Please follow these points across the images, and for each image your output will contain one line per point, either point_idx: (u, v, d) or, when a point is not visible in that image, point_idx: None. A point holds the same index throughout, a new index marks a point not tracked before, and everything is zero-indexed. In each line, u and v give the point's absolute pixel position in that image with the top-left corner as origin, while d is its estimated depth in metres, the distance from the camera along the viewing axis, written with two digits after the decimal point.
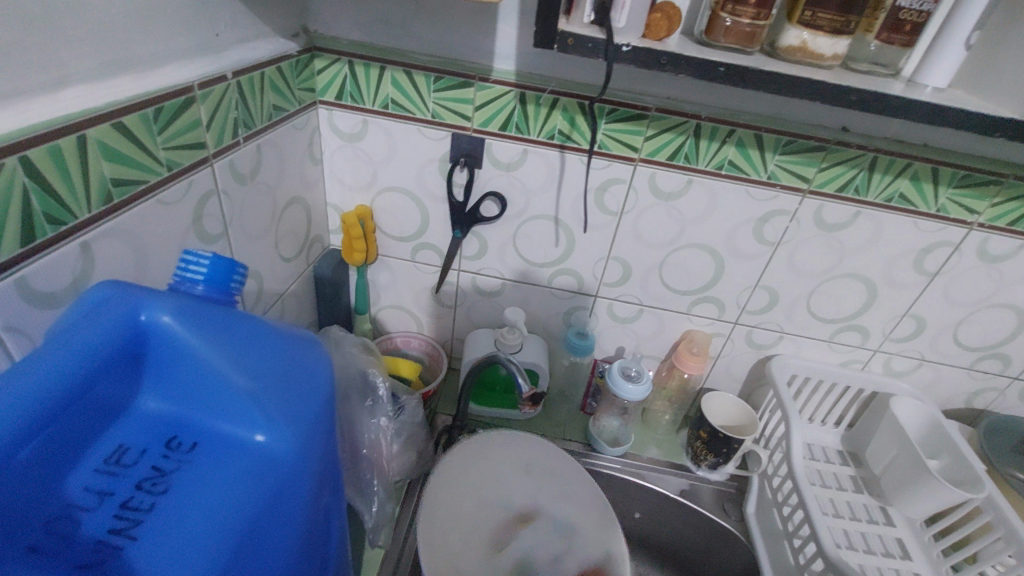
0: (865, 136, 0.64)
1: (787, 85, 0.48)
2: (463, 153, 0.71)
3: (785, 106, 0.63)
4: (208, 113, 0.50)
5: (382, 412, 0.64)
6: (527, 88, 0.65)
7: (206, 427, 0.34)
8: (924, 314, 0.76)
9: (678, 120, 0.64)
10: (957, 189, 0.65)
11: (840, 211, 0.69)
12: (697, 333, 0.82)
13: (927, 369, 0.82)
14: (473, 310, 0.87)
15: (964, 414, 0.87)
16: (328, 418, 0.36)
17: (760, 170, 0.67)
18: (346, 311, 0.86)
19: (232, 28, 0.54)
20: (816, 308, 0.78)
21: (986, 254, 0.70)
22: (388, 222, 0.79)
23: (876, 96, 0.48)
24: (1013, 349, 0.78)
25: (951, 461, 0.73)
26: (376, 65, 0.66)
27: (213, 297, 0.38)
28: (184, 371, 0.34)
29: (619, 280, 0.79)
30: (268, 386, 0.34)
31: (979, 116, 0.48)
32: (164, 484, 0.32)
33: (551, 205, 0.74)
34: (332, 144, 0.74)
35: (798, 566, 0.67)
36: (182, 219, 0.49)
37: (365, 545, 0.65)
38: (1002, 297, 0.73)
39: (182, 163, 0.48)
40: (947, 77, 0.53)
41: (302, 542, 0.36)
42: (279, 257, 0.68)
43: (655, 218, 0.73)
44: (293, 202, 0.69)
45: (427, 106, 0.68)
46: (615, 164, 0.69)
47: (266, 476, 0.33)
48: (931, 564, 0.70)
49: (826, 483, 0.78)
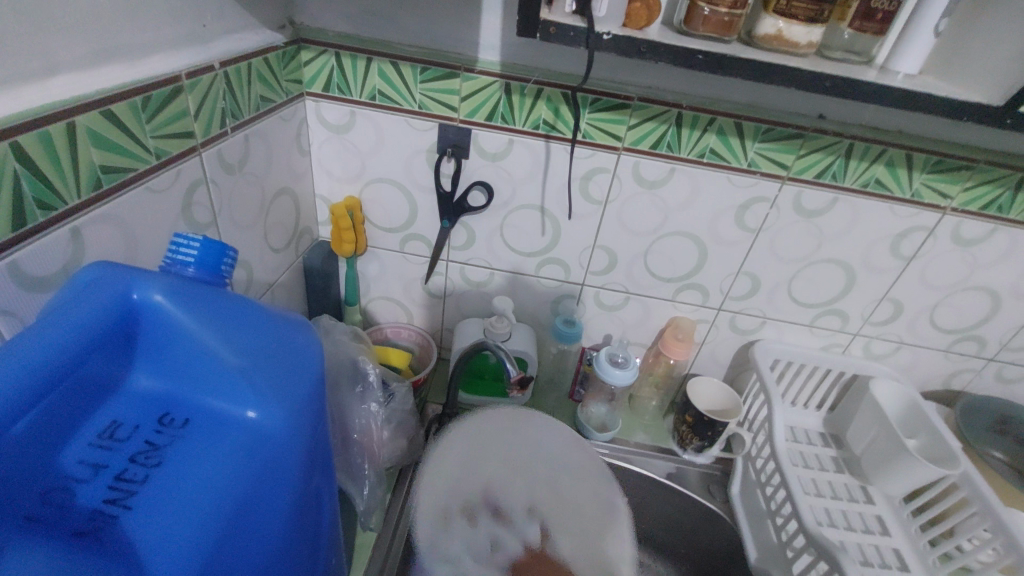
0: (841, 124, 0.66)
1: (763, 71, 0.50)
2: (450, 144, 0.72)
3: (764, 95, 0.65)
4: (195, 102, 0.50)
5: (373, 398, 0.65)
6: (512, 78, 0.66)
7: (198, 404, 0.35)
8: (901, 297, 0.78)
9: (660, 108, 0.66)
10: (931, 174, 0.67)
11: (818, 197, 0.70)
12: (682, 319, 0.84)
13: (905, 352, 0.84)
14: (462, 300, 0.88)
15: (941, 395, 0.89)
16: (318, 397, 0.37)
17: (740, 158, 0.68)
18: (336, 303, 0.87)
19: (218, 19, 0.54)
20: (797, 293, 0.80)
21: (959, 238, 0.72)
22: (376, 214, 0.80)
23: (848, 83, 0.49)
24: (987, 331, 0.80)
25: (928, 439, 0.75)
26: (362, 57, 0.67)
27: (204, 279, 0.38)
28: (175, 349, 0.35)
29: (605, 268, 0.81)
30: (258, 364, 0.35)
31: (949, 101, 0.50)
32: (157, 457, 0.32)
33: (537, 194, 0.75)
34: (320, 136, 0.74)
35: (782, 543, 0.69)
36: (171, 208, 0.50)
37: (357, 530, 0.66)
38: (975, 280, 0.75)
39: (170, 152, 0.49)
40: (918, 63, 0.55)
41: (293, 518, 0.37)
42: (268, 248, 0.69)
43: (639, 206, 0.74)
44: (282, 192, 0.70)
45: (413, 97, 0.69)
46: (599, 153, 0.70)
47: (257, 450, 0.34)
48: (909, 539, 0.72)
49: (808, 463, 0.80)
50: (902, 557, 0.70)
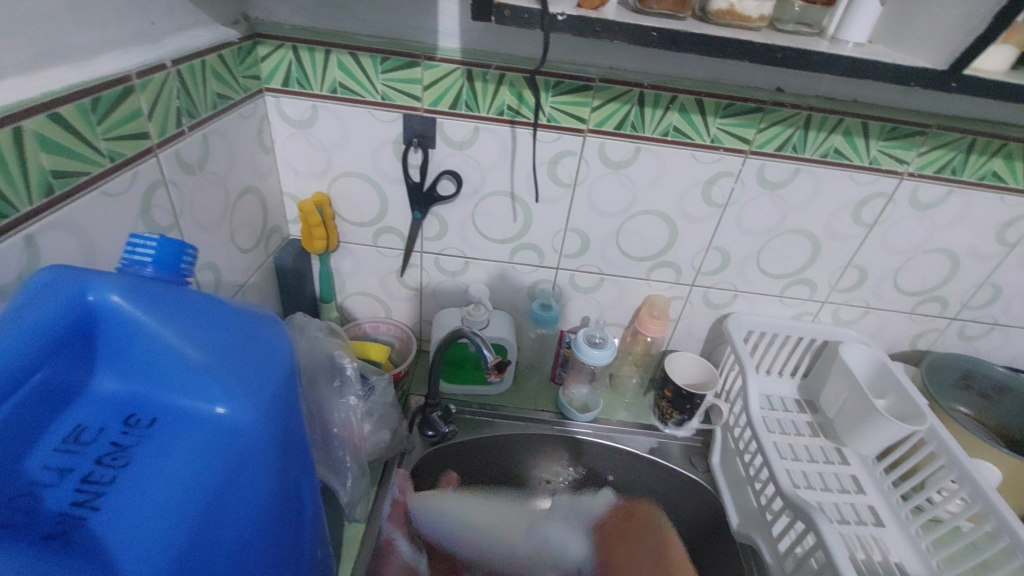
0: (799, 96, 0.67)
1: (717, 46, 0.50)
2: (416, 134, 0.71)
3: (722, 71, 0.66)
4: (148, 102, 0.50)
5: (352, 392, 0.65)
6: (474, 65, 0.66)
7: (164, 403, 0.35)
8: (865, 264, 0.81)
9: (622, 89, 0.66)
10: (887, 141, 0.69)
11: (780, 168, 0.72)
12: (657, 297, 0.85)
13: (872, 316, 0.87)
14: (439, 290, 0.88)
15: (909, 356, 0.92)
16: (289, 390, 0.37)
17: (703, 134, 0.69)
18: (311, 300, 0.86)
19: (168, 16, 0.53)
20: (766, 264, 0.82)
21: (917, 202, 0.74)
22: (346, 208, 0.79)
23: (799, 54, 0.50)
24: (949, 291, 0.83)
25: (896, 399, 0.78)
26: (321, 49, 0.66)
27: (164, 278, 0.38)
28: (136, 349, 0.34)
29: (578, 251, 0.81)
30: (222, 360, 0.34)
31: (897, 67, 0.51)
32: (125, 457, 0.33)
33: (506, 180, 0.75)
34: (283, 132, 0.73)
35: (761, 507, 0.71)
36: (130, 210, 0.49)
37: (343, 523, 0.67)
38: (935, 242, 0.78)
39: (125, 154, 0.48)
40: (866, 32, 0.56)
41: (271, 511, 0.37)
42: (236, 248, 0.68)
43: (607, 187, 0.75)
44: (247, 191, 0.69)
45: (375, 88, 0.68)
46: (565, 136, 0.70)
47: (228, 446, 0.34)
48: (883, 495, 0.75)
49: (785, 430, 0.83)
50: (876, 514, 0.73)
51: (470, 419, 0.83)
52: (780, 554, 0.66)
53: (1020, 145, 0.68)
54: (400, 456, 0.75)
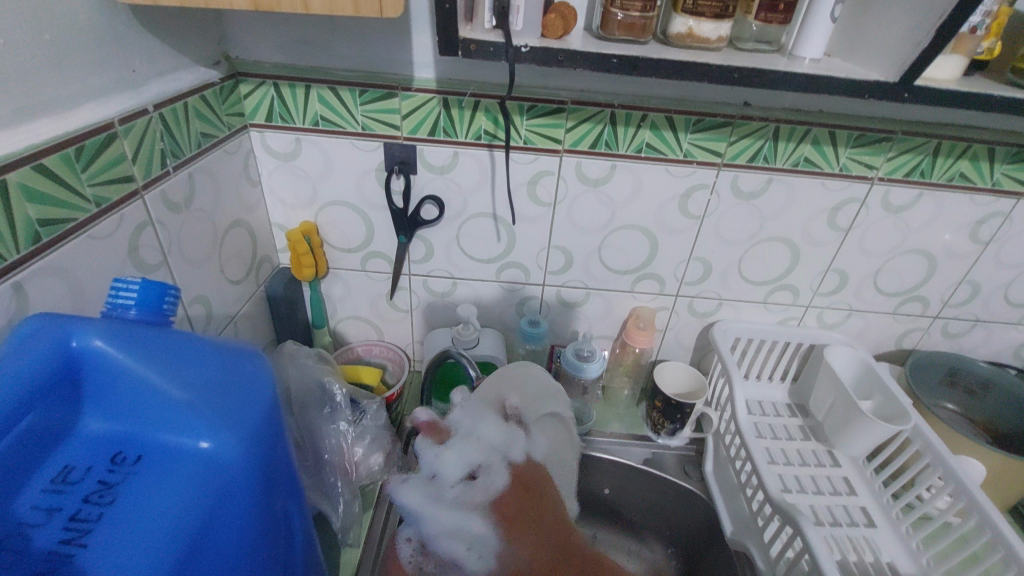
0: (766, 109, 0.69)
1: (675, 69, 0.52)
2: (397, 161, 0.73)
3: (689, 88, 0.68)
4: (132, 146, 0.51)
5: (342, 417, 0.68)
6: (449, 93, 0.68)
7: (149, 441, 0.36)
8: (845, 267, 0.82)
9: (594, 110, 0.68)
10: (855, 148, 0.71)
11: (753, 179, 0.74)
12: (643, 309, 0.86)
13: (856, 318, 0.88)
14: (429, 312, 0.89)
15: (895, 355, 0.93)
16: (273, 423, 0.38)
17: (676, 149, 0.71)
18: (304, 327, 0.87)
19: (149, 63, 0.55)
20: (747, 272, 0.83)
21: (889, 205, 0.76)
22: (334, 236, 0.81)
23: (755, 73, 0.52)
24: (929, 291, 0.84)
25: (882, 400, 0.79)
26: (300, 85, 0.68)
27: (147, 320, 0.39)
28: (120, 390, 0.36)
29: (562, 266, 0.83)
30: (204, 396, 0.36)
31: (850, 81, 0.53)
32: (111, 494, 0.34)
33: (488, 202, 0.77)
34: (268, 165, 0.75)
35: (752, 513, 0.72)
36: (118, 251, 0.51)
37: (338, 548, 0.67)
38: (910, 244, 0.79)
39: (110, 198, 0.50)
40: (821, 48, 0.58)
41: (259, 542, 0.38)
42: (226, 281, 0.69)
43: (587, 204, 0.76)
44: (235, 225, 0.70)
45: (355, 119, 0.70)
46: (542, 157, 0.72)
47: (211, 479, 0.35)
48: (874, 496, 0.75)
49: (776, 434, 0.83)
50: (869, 515, 0.73)
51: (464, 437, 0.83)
52: (771, 559, 0.67)
53: (984, 146, 0.70)
54: (396, 478, 0.75)
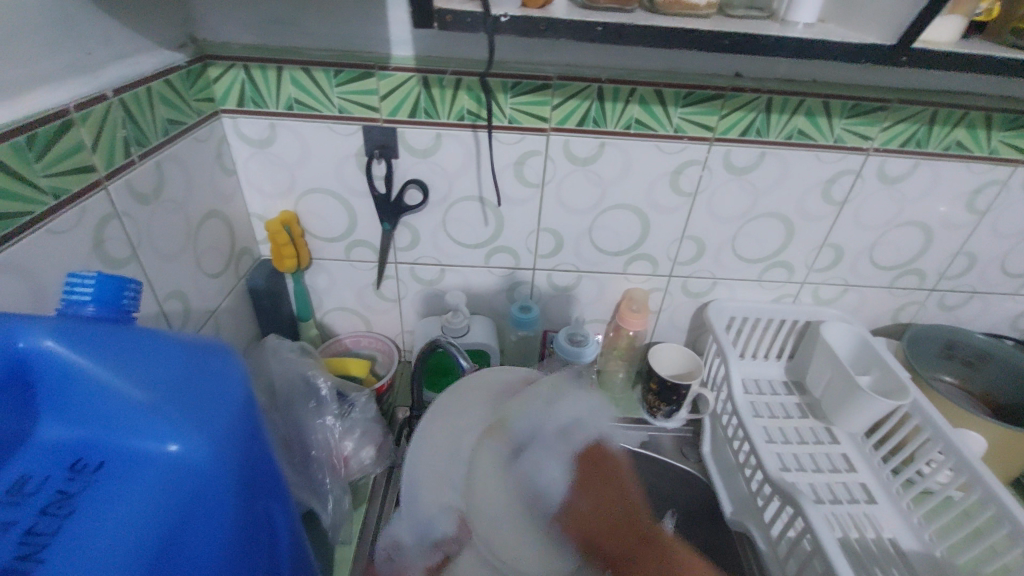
0: (757, 80, 0.67)
1: (663, 37, 0.50)
2: (378, 145, 0.70)
3: (678, 60, 0.65)
4: (91, 135, 0.49)
5: (328, 412, 0.67)
6: (429, 71, 0.65)
7: (112, 446, 0.35)
8: (840, 242, 0.81)
9: (581, 85, 0.66)
10: (850, 118, 0.69)
11: (746, 153, 0.71)
12: (635, 290, 0.84)
13: (852, 293, 0.87)
14: (418, 300, 0.87)
15: (892, 329, 0.92)
16: (247, 422, 0.37)
17: (666, 125, 0.69)
18: (289, 320, 0.85)
19: (108, 45, 0.52)
20: (741, 249, 0.81)
21: (885, 176, 0.74)
22: (315, 225, 0.78)
23: (747, 38, 0.50)
24: (926, 263, 0.83)
25: (880, 374, 0.78)
26: (272, 67, 0.65)
27: (105, 316, 0.37)
28: (76, 392, 0.34)
29: (552, 249, 0.81)
30: (168, 396, 0.34)
31: (846, 45, 0.51)
32: (71, 505, 0.33)
33: (473, 185, 0.74)
34: (242, 153, 0.72)
35: (752, 493, 0.71)
36: (81, 246, 0.48)
37: (330, 545, 0.65)
38: (906, 216, 0.78)
39: (71, 189, 0.47)
40: (813, 12, 0.56)
41: (240, 545, 0.37)
42: (202, 274, 0.66)
43: (576, 183, 0.74)
44: (209, 216, 0.68)
45: (332, 102, 0.67)
46: (528, 136, 0.70)
47: (182, 483, 0.34)
48: (874, 472, 0.75)
49: (773, 413, 0.83)
50: (869, 491, 0.73)
51: None
52: (772, 540, 0.66)
53: (981, 113, 0.69)
54: (389, 471, 0.73)
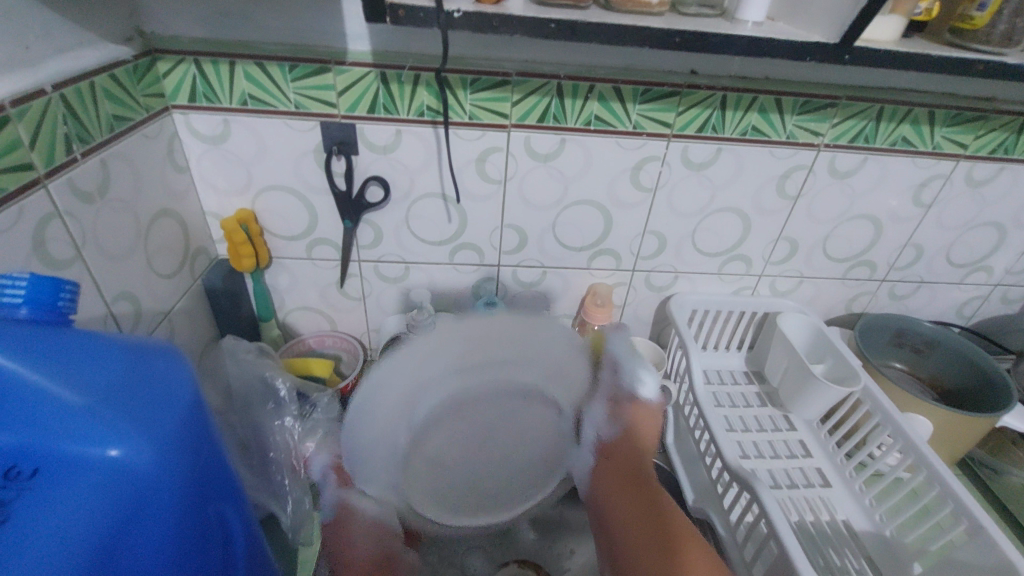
0: (712, 77, 0.68)
1: (617, 33, 0.50)
2: (336, 142, 0.70)
3: (636, 56, 0.66)
4: (28, 131, 0.47)
5: (287, 412, 0.67)
6: (387, 67, 0.64)
7: (47, 452, 0.33)
8: (795, 235, 0.83)
9: (540, 81, 0.66)
10: (802, 115, 0.71)
11: (703, 149, 0.73)
12: (599, 285, 0.85)
13: (808, 285, 0.90)
14: (383, 298, 0.86)
15: (846, 319, 0.95)
16: (194, 423, 0.37)
17: (625, 121, 0.70)
18: (249, 321, 0.83)
19: (46, 38, 0.50)
20: (701, 244, 0.83)
21: (835, 171, 0.76)
22: (274, 223, 0.77)
23: (697, 36, 0.51)
24: (876, 255, 0.86)
25: (834, 362, 0.81)
26: (225, 61, 0.63)
27: (39, 318, 0.35)
28: (10, 397, 0.32)
29: (517, 245, 0.81)
30: (113, 400, 0.34)
31: (792, 43, 0.52)
32: (4, 514, 0.31)
33: (435, 182, 0.74)
34: (196, 150, 0.70)
35: (712, 481, 0.73)
36: (19, 247, 0.46)
37: (293, 548, 0.64)
38: (857, 209, 0.81)
39: (7, 188, 0.45)
40: (762, 11, 0.57)
41: (189, 548, 0.37)
42: (155, 275, 0.65)
43: (538, 179, 0.74)
44: (161, 215, 0.66)
45: (288, 97, 0.66)
46: (489, 133, 0.70)
47: (126, 487, 0.33)
48: (828, 457, 0.77)
49: (734, 402, 0.85)
50: (824, 476, 0.75)
51: None
52: (731, 526, 0.68)
53: (924, 110, 0.72)
54: None
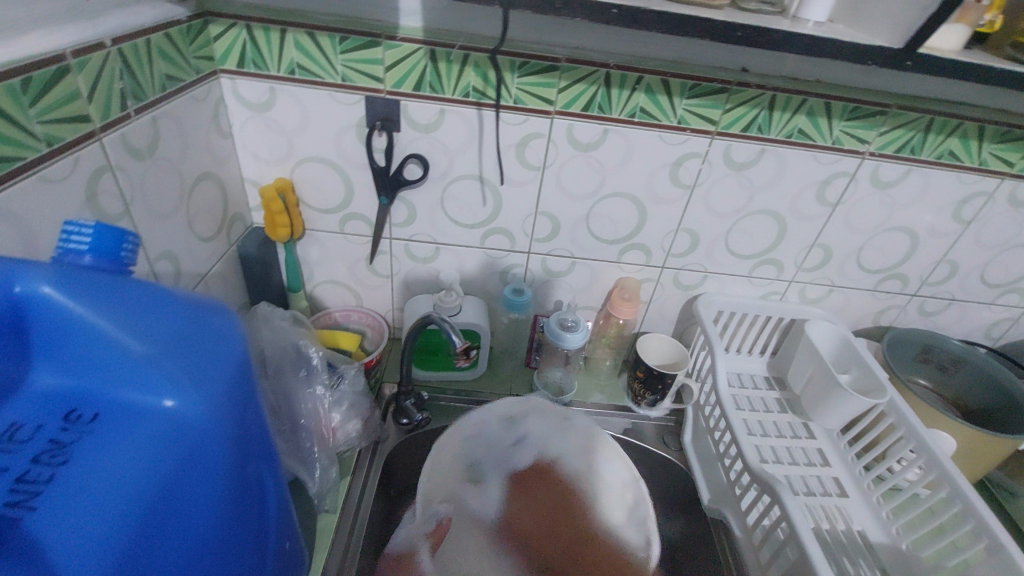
0: (763, 75, 0.67)
1: (678, 22, 0.50)
2: (379, 117, 0.69)
3: (688, 49, 0.65)
4: (87, 84, 0.47)
5: (318, 381, 0.67)
6: (437, 45, 0.64)
7: (104, 398, 0.34)
8: (829, 242, 0.82)
9: (589, 69, 0.65)
10: (849, 121, 0.70)
11: (747, 149, 0.72)
12: (628, 279, 0.85)
13: (837, 294, 0.89)
14: (410, 277, 0.87)
15: (872, 331, 0.95)
16: (244, 381, 0.36)
17: (670, 115, 0.69)
18: (279, 290, 0.84)
19: None
20: (733, 245, 0.82)
21: (877, 181, 0.75)
22: (310, 194, 0.77)
23: (758, 32, 0.50)
24: (909, 269, 0.85)
25: (860, 373, 0.80)
26: (276, 28, 0.63)
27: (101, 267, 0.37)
28: (75, 342, 0.34)
29: (549, 234, 0.81)
30: (165, 349, 0.34)
31: (853, 45, 0.52)
32: (64, 454, 0.33)
33: (474, 164, 0.74)
34: (240, 116, 0.71)
35: (730, 482, 0.73)
36: (73, 197, 0.47)
37: (314, 515, 0.65)
38: (895, 221, 0.80)
39: (65, 138, 0.46)
40: (824, 12, 0.57)
41: (227, 509, 0.36)
42: (195, 237, 0.65)
43: (576, 169, 0.74)
44: (203, 178, 0.66)
45: (335, 68, 0.66)
46: (533, 118, 0.69)
47: (178, 438, 0.34)
48: (847, 468, 0.77)
49: (754, 407, 0.85)
50: (842, 486, 0.75)
51: (445, 405, 0.82)
52: (747, 528, 0.68)
53: (974, 124, 0.70)
54: (373, 446, 0.74)
